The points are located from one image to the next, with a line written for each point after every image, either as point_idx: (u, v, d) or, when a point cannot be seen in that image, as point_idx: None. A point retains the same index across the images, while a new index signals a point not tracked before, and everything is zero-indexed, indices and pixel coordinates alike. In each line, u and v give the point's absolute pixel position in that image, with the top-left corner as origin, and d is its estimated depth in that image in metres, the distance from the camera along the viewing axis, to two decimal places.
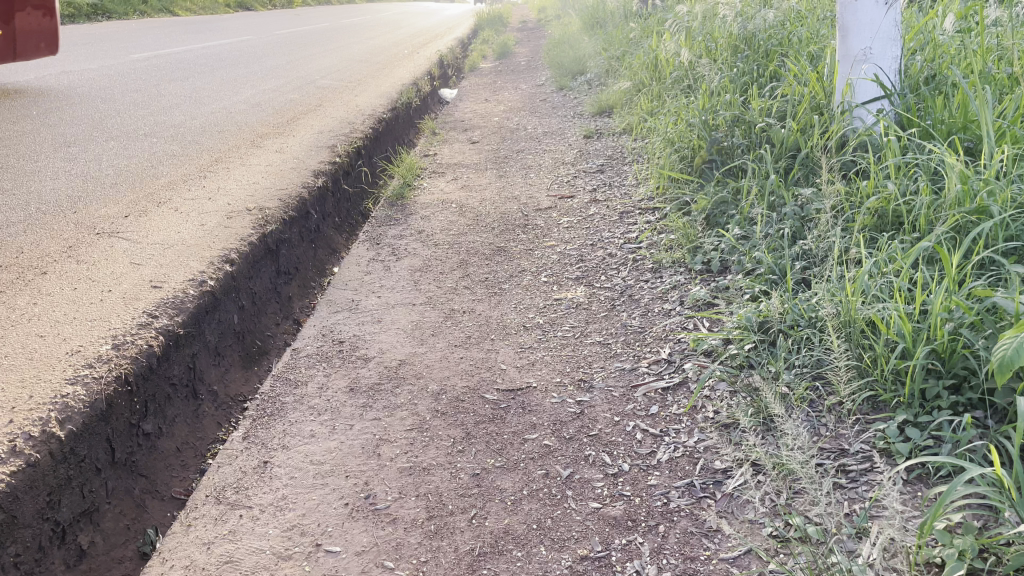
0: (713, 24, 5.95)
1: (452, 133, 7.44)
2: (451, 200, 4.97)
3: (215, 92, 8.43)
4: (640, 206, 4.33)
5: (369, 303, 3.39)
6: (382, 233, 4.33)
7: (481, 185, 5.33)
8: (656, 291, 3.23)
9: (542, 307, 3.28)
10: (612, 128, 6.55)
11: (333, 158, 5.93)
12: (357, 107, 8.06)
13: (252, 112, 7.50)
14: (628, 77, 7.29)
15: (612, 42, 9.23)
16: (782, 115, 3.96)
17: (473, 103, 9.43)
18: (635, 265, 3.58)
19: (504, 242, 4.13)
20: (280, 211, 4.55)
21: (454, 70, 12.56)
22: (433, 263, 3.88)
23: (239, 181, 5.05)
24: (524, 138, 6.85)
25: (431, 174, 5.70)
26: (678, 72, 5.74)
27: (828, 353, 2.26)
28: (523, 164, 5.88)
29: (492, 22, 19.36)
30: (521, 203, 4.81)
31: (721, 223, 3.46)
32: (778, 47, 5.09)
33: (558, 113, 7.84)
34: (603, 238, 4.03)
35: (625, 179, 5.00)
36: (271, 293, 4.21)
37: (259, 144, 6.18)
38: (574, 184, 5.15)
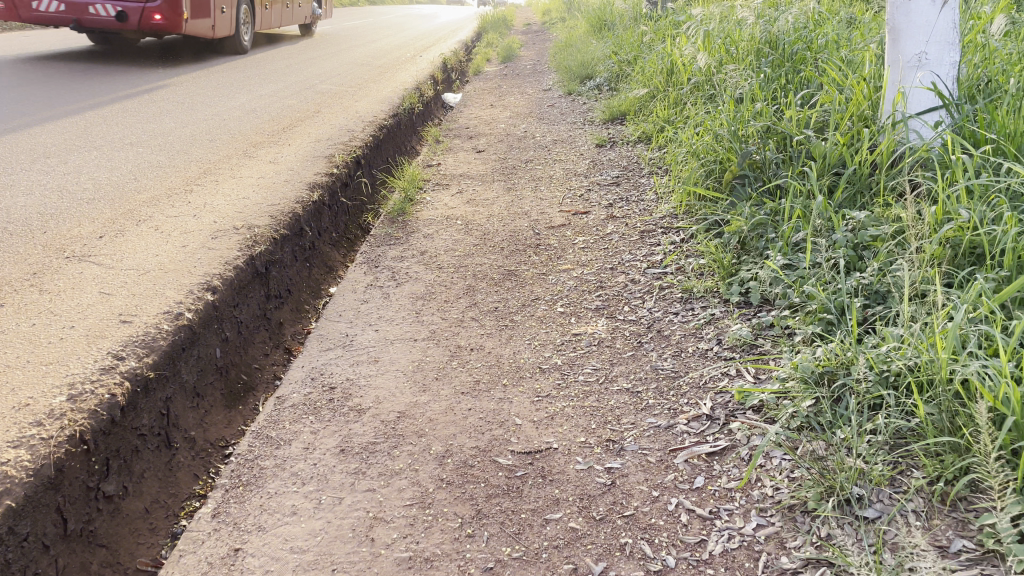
0: (735, 26, 5.57)
1: (456, 140, 7.09)
2: (455, 216, 4.61)
3: (209, 98, 8.09)
4: (664, 224, 3.97)
5: (365, 338, 3.02)
6: (381, 254, 3.97)
7: (487, 199, 4.97)
8: (688, 327, 2.87)
9: (559, 344, 2.91)
10: (625, 136, 6.19)
11: (331, 169, 5.57)
12: (357, 114, 7.71)
13: (247, 119, 7.15)
14: (641, 82, 6.92)
15: (622, 44, 8.85)
16: (821, 126, 3.60)
17: (478, 108, 9.07)
18: (662, 294, 3.22)
19: (515, 265, 3.77)
20: (270, 229, 4.19)
21: (458, 74, 12.20)
22: (437, 290, 3.52)
23: (228, 195, 4.70)
24: (532, 146, 6.50)
25: (435, 187, 5.34)
26: (698, 77, 5.37)
27: (910, 418, 1.90)
28: (532, 175, 5.52)
29: (496, 24, 19.02)
30: (532, 219, 4.45)
31: (759, 249, 3.11)
32: (807, 50, 4.73)
33: (568, 120, 7.47)
34: (623, 260, 3.67)
35: (644, 193, 4.63)
36: (259, 319, 3.85)
37: (252, 153, 5.83)
38: (588, 198, 4.79)
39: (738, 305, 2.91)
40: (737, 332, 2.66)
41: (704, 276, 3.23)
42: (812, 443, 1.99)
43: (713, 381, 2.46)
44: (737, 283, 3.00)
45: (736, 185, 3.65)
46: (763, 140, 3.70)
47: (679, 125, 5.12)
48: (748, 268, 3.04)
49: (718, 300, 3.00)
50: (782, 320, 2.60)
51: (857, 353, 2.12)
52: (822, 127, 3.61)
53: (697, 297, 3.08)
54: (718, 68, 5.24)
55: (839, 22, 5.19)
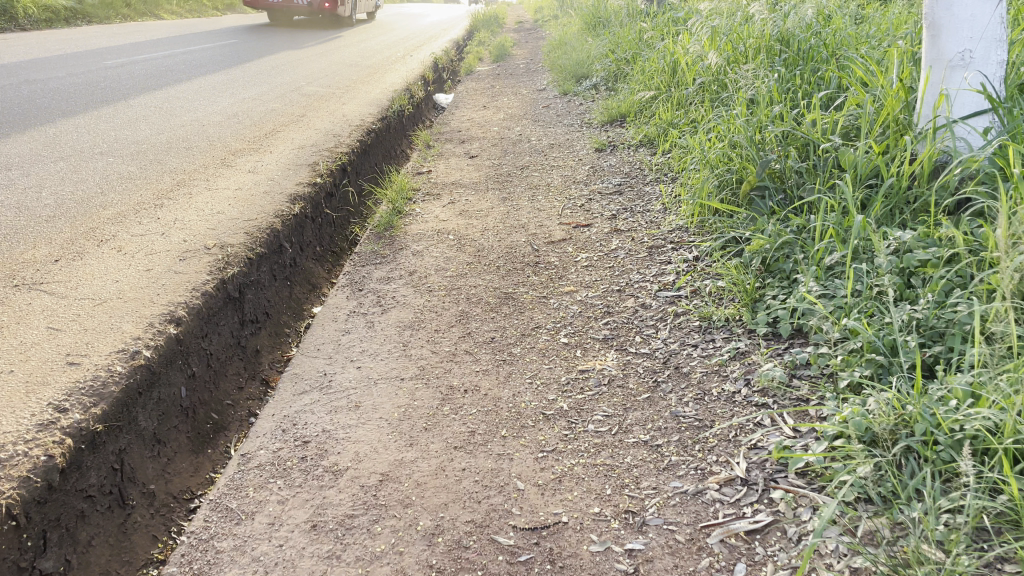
0: (744, 23, 5.25)
1: (447, 145, 6.74)
2: (447, 230, 4.28)
3: (189, 102, 7.73)
4: (675, 239, 3.65)
5: (345, 377, 2.69)
6: (366, 275, 3.63)
7: (482, 210, 4.63)
8: (710, 362, 2.55)
9: (564, 383, 2.58)
10: (626, 139, 5.86)
11: (314, 179, 5.23)
12: (343, 117, 7.37)
13: (228, 124, 6.80)
14: (642, 82, 6.58)
15: (619, 42, 8.52)
16: (847, 130, 3.29)
17: (470, 110, 8.73)
18: (678, 321, 2.89)
19: (512, 286, 3.44)
20: (245, 248, 3.85)
21: (449, 74, 11.86)
22: (427, 317, 3.18)
23: (201, 209, 4.35)
24: (528, 151, 6.16)
25: (425, 196, 5.00)
26: (705, 79, 5.05)
27: (996, 494, 1.60)
28: (528, 183, 5.19)
29: (488, 22, 18.68)
30: (530, 233, 4.12)
31: (786, 271, 2.79)
32: (822, 46, 4.41)
33: (564, 122, 7.14)
34: (632, 281, 3.34)
35: (652, 204, 4.31)
36: (232, 348, 3.50)
37: (230, 162, 5.48)
38: (590, 209, 4.47)
39: (765, 338, 2.60)
40: (768, 373, 2.34)
41: (724, 300, 2.91)
42: (874, 522, 1.68)
43: (744, 434, 2.14)
44: (763, 311, 2.69)
45: (755, 197, 3.34)
46: (784, 148, 3.39)
47: (686, 132, 4.80)
48: (774, 293, 2.73)
49: (742, 330, 2.68)
50: (821, 359, 2.30)
51: (921, 407, 1.81)
52: (848, 134, 3.31)
53: (717, 324, 2.76)
54: (727, 69, 4.92)
55: (854, 20, 4.88)
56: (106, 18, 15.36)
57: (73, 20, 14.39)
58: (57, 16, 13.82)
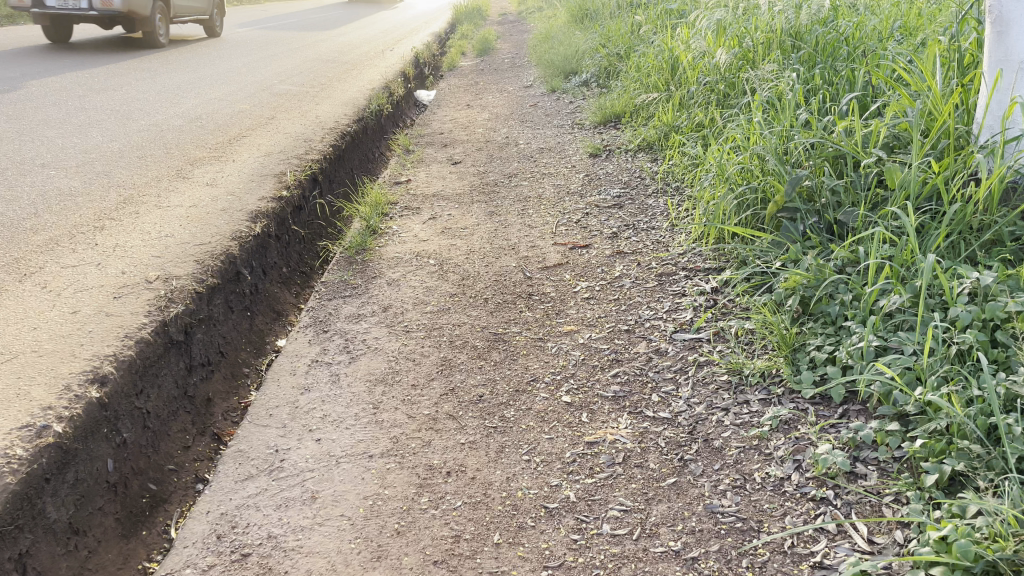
0: (752, 17, 4.80)
1: (428, 149, 6.24)
2: (427, 252, 3.79)
3: (149, 105, 7.22)
4: (688, 266, 3.19)
5: (301, 455, 2.21)
6: (333, 312, 3.14)
7: (466, 228, 4.15)
8: (747, 435, 2.09)
9: (569, 461, 2.11)
10: (622, 143, 5.41)
11: (280, 193, 4.73)
12: (316, 120, 6.86)
13: (189, 130, 6.27)
14: (638, 81, 6.12)
15: (610, 37, 8.05)
16: (890, 141, 2.84)
17: (453, 109, 8.24)
18: (702, 374, 2.43)
19: (502, 324, 2.97)
20: (194, 280, 3.35)
21: (430, 70, 11.34)
22: (402, 367, 2.70)
23: (147, 231, 3.85)
24: (516, 156, 5.69)
25: (404, 211, 4.51)
26: (712, 81, 4.59)
27: None
28: (518, 194, 4.73)
29: (471, 14, 18.14)
30: (521, 256, 3.65)
31: (829, 314, 2.34)
32: (843, 41, 3.98)
33: (554, 123, 6.66)
34: (641, 318, 2.88)
35: (660, 220, 3.85)
36: (176, 399, 3.01)
37: (187, 173, 4.98)
38: (587, 225, 4.01)
39: (811, 401, 2.15)
40: (824, 456, 1.89)
41: (755, 350, 2.45)
42: None
43: (804, 545, 1.69)
44: (806, 366, 2.23)
45: (783, 219, 2.88)
46: (817, 161, 2.93)
47: (696, 141, 4.35)
48: (818, 342, 2.28)
49: (782, 390, 2.22)
50: (891, 439, 1.85)
51: None
52: (891, 146, 2.87)
53: (751, 382, 2.30)
54: (738, 69, 4.48)
55: (876, 13, 4.45)
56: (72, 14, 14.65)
57: None
58: None
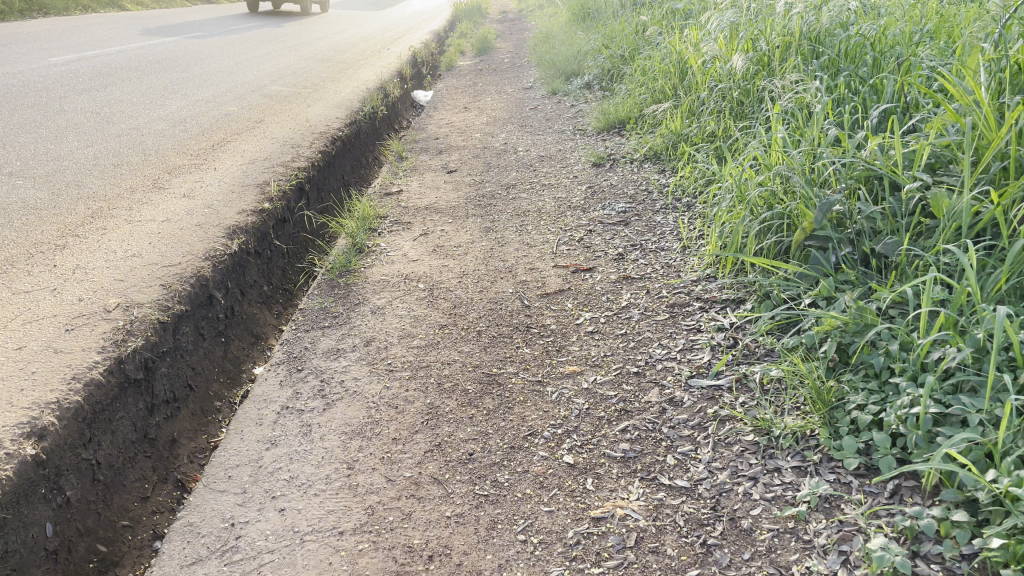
0: (768, 19, 4.50)
1: (423, 156, 5.93)
2: (417, 274, 3.49)
3: (132, 107, 6.91)
4: (704, 295, 2.88)
5: (261, 530, 1.91)
6: (309, 347, 2.84)
7: (460, 246, 3.84)
8: (782, 515, 1.79)
9: (572, 544, 1.81)
10: (627, 151, 5.10)
11: (262, 206, 4.42)
12: (306, 123, 6.55)
13: (171, 135, 5.96)
14: (644, 86, 5.81)
15: (614, 37, 7.74)
16: (932, 162, 2.56)
17: (450, 111, 7.93)
18: (724, 432, 2.13)
19: (497, 363, 2.67)
20: (158, 307, 3.05)
21: (428, 70, 11.03)
22: (383, 415, 2.39)
23: (113, 250, 3.55)
24: (515, 164, 5.39)
25: (393, 226, 4.20)
26: (725, 88, 4.29)
27: None
28: (516, 207, 4.43)
29: (471, 11, 17.84)
30: (519, 281, 3.35)
31: (871, 366, 2.05)
32: (870, 48, 3.71)
33: (555, 128, 6.35)
34: (651, 358, 2.57)
35: (670, 241, 3.55)
36: (134, 443, 2.70)
37: (164, 183, 4.67)
38: (590, 245, 3.71)
39: (855, 473, 1.86)
40: (878, 551, 1.60)
41: (785, 403, 2.15)
42: None
43: None
44: (847, 429, 1.94)
45: (812, 249, 2.58)
46: (850, 183, 2.63)
47: (709, 155, 4.05)
48: (860, 400, 1.98)
49: (819, 457, 1.93)
50: (959, 533, 1.56)
51: None
52: (933, 167, 2.57)
53: (781, 445, 2.00)
54: (754, 77, 4.17)
55: (903, 15, 4.17)
56: (65, 11, 14.29)
57: (29, 11, 13.41)
58: (11, 9, 12.93)
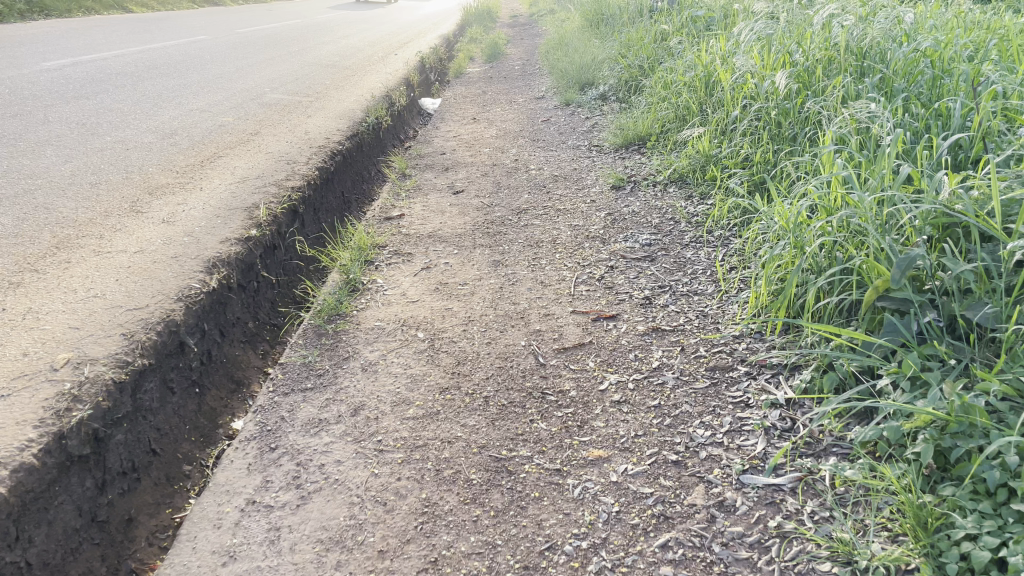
0: (808, 31, 4.07)
1: (428, 173, 5.52)
2: (416, 320, 3.07)
3: (121, 117, 6.53)
4: (750, 358, 2.47)
5: None
6: (286, 417, 2.42)
7: (465, 284, 3.42)
8: None
9: None
10: (650, 172, 4.68)
11: (248, 232, 4.01)
12: (304, 136, 6.15)
13: (158, 149, 5.57)
14: (667, 100, 5.39)
15: (632, 46, 7.33)
16: None
17: (458, 123, 7.53)
18: (791, 556, 1.70)
19: (506, 441, 2.24)
20: (115, 363, 2.66)
21: (436, 76, 10.63)
22: (369, 515, 1.97)
23: (73, 289, 3.16)
24: (527, 184, 4.98)
25: (392, 258, 3.79)
26: (762, 108, 3.85)
27: None
28: (528, 236, 4.01)
29: (480, 14, 17.47)
30: (532, 331, 2.92)
31: (983, 480, 1.62)
32: (933, 67, 3.29)
33: (569, 144, 5.94)
34: (693, 442, 2.14)
35: (704, 283, 3.12)
36: (79, 531, 2.29)
37: (143, 205, 4.27)
38: (613, 286, 3.28)
39: None
40: None
41: (867, 519, 1.73)
42: None
43: None
44: (957, 567, 1.52)
45: (886, 312, 2.16)
46: (930, 232, 2.21)
47: (747, 184, 3.62)
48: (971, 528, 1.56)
49: None
50: None
51: None
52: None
53: None
54: (796, 96, 3.73)
55: (963, 30, 3.74)
56: (67, 12, 13.90)
57: (30, 13, 13.03)
58: (11, 9, 12.57)
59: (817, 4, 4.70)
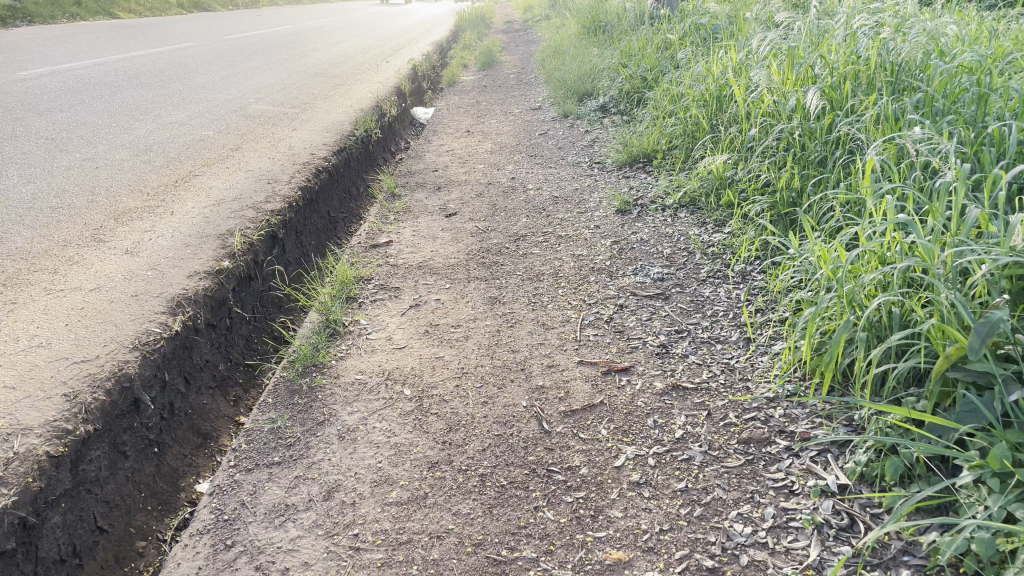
0: (830, 44, 3.76)
1: (418, 193, 5.17)
2: (402, 372, 2.71)
3: (94, 131, 6.17)
4: (791, 431, 2.14)
5: None
6: (246, 502, 2.06)
7: (458, 326, 3.07)
8: None
9: None
10: (658, 194, 4.34)
11: (220, 264, 3.64)
12: (288, 151, 5.79)
13: (130, 167, 5.20)
14: (674, 115, 5.06)
15: (633, 55, 7.01)
16: None
17: (451, 136, 7.19)
18: None
19: (506, 536, 1.89)
20: (51, 435, 2.33)
21: (429, 84, 10.26)
22: None
23: (16, 338, 2.82)
24: (526, 206, 4.63)
25: (377, 294, 3.44)
26: (785, 130, 3.52)
27: None
28: (527, 268, 3.66)
29: (474, 21, 17.16)
30: (533, 386, 2.57)
31: None
32: (979, 86, 2.97)
33: (569, 160, 5.60)
34: (732, 543, 1.79)
35: (727, 330, 2.78)
36: None
37: (106, 233, 3.92)
38: (623, 330, 2.93)
39: None
40: None
41: None
42: None
43: None
44: None
45: (958, 384, 1.83)
46: (1010, 287, 1.89)
47: (770, 214, 3.29)
48: None
49: None
50: None
51: None
52: None
53: None
54: (823, 116, 3.41)
55: (1002, 44, 3.43)
56: (51, 18, 13.47)
57: (12, 19, 12.64)
58: None
59: (834, 14, 4.39)
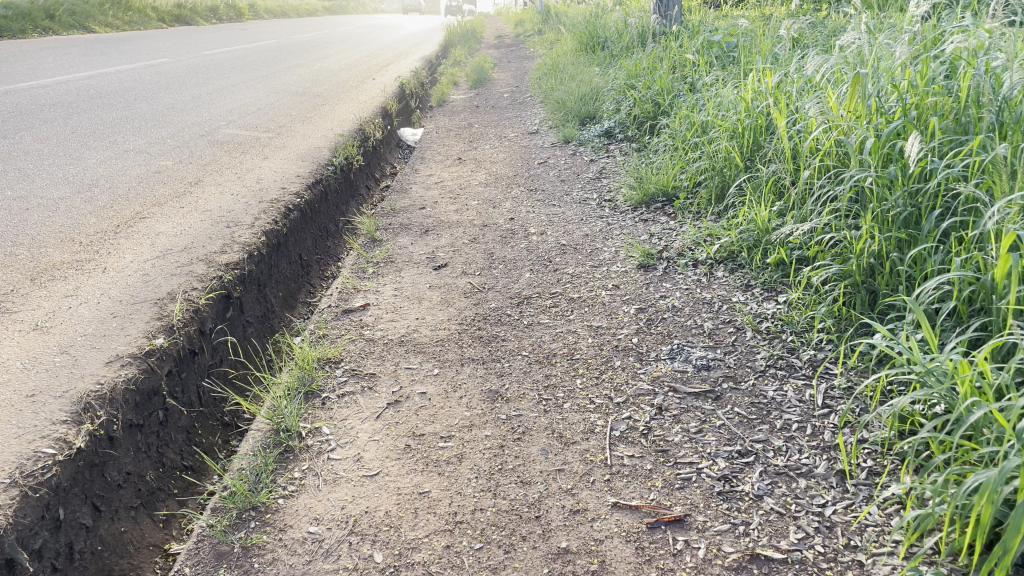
0: (903, 71, 3.10)
1: (402, 237, 4.46)
2: (372, 520, 1.99)
3: (35, 162, 5.45)
4: None
5: None
6: None
7: (448, 439, 2.35)
8: None
9: None
10: (686, 243, 3.65)
11: (151, 343, 2.92)
12: (254, 185, 5.07)
13: (68, 207, 4.48)
14: (698, 147, 4.37)
15: (641, 75, 6.34)
16: None
17: (440, 164, 6.48)
18: None
19: None
20: None
21: (416, 103, 9.56)
22: None
23: None
24: (528, 257, 3.92)
25: (347, 386, 2.71)
26: (855, 179, 2.85)
27: None
28: (533, 347, 2.94)
29: (464, 36, 16.53)
30: (553, 549, 1.85)
31: None
32: None
33: (575, 196, 4.91)
34: None
35: (810, 458, 2.08)
36: None
37: (15, 301, 3.20)
38: (667, 449, 2.22)
39: None
40: None
41: None
42: None
43: None
44: None
45: None
46: None
47: (844, 287, 2.61)
48: None
49: None
50: None
51: None
52: None
53: None
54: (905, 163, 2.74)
55: None
56: (22, 32, 12.67)
57: None
58: None
59: (893, 35, 3.74)
